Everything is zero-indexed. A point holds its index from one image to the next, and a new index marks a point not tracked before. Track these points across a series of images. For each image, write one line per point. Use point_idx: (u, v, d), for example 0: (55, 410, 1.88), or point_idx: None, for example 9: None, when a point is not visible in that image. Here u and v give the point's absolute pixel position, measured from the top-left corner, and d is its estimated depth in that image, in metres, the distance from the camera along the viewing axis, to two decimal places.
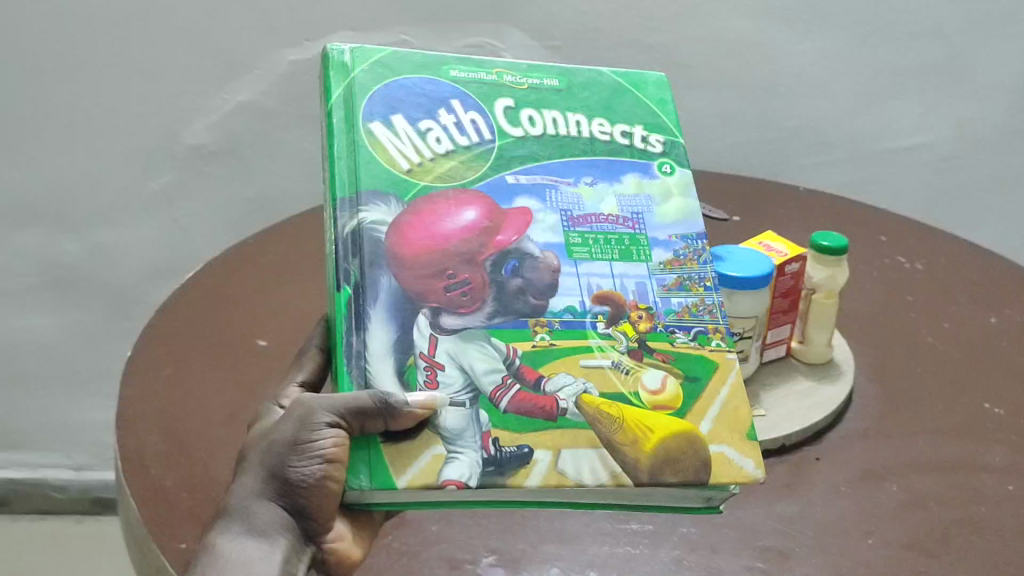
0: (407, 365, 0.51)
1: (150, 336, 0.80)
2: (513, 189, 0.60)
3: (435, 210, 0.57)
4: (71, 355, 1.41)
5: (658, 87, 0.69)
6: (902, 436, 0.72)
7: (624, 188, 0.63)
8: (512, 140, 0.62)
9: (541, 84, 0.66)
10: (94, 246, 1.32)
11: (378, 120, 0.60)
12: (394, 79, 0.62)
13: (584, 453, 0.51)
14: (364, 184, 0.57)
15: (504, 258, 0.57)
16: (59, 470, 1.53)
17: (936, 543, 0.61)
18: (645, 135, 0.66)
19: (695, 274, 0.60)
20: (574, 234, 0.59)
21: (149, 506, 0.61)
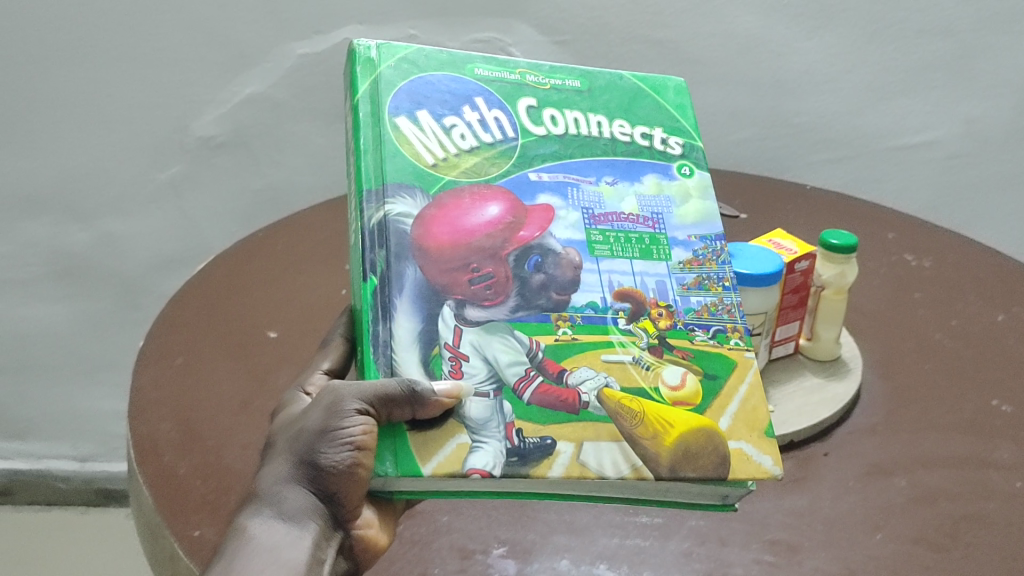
0: (432, 356, 0.52)
1: (162, 326, 0.80)
2: (536, 186, 0.60)
3: (460, 204, 0.57)
4: (78, 345, 1.42)
5: (678, 93, 0.70)
6: (911, 432, 0.72)
7: (645, 188, 0.63)
8: (535, 138, 0.63)
9: (563, 84, 0.66)
10: (102, 236, 1.33)
11: (404, 114, 0.60)
12: (419, 75, 0.62)
13: (605, 447, 0.52)
14: (390, 177, 0.57)
15: (527, 254, 0.57)
16: (64, 461, 1.54)
17: (944, 538, 0.61)
18: (665, 137, 0.67)
19: (713, 273, 0.61)
20: (596, 231, 0.60)
21: (163, 493, 0.62)
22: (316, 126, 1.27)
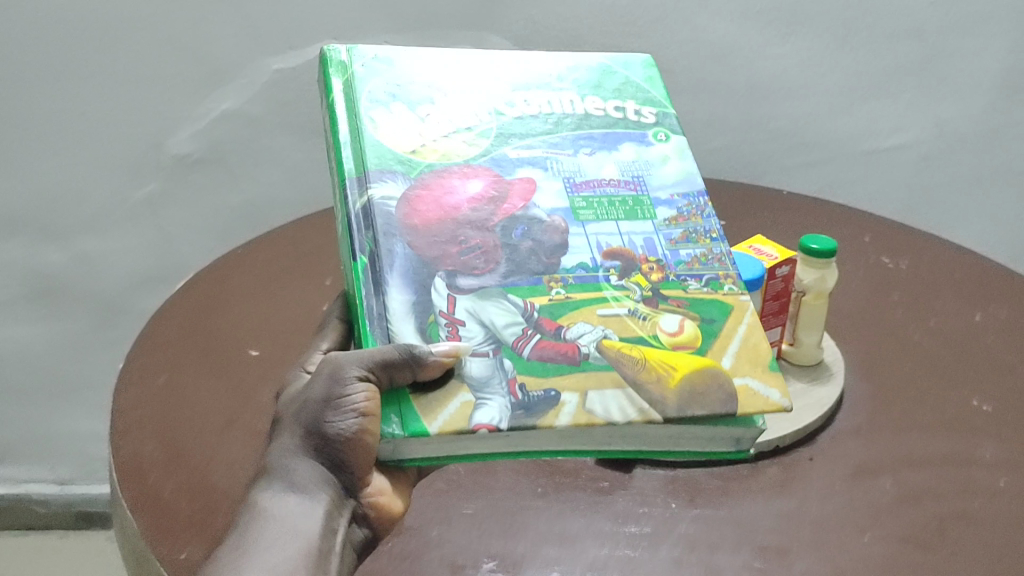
0: (429, 322, 0.53)
1: (143, 346, 0.79)
2: (514, 163, 0.63)
3: (442, 184, 0.60)
4: (54, 366, 1.40)
5: (647, 67, 0.72)
6: (894, 432, 0.73)
7: (623, 154, 0.65)
8: (510, 119, 0.65)
9: (535, 72, 0.69)
10: (78, 256, 1.32)
11: (381, 108, 0.63)
12: (393, 74, 0.66)
13: (610, 393, 0.52)
14: (370, 163, 0.59)
15: (512, 223, 0.59)
16: (43, 484, 1.52)
17: (931, 538, 0.62)
18: (637, 109, 0.69)
19: (700, 227, 0.62)
20: (579, 198, 0.62)
21: (148, 516, 0.61)
22: (293, 140, 1.27)
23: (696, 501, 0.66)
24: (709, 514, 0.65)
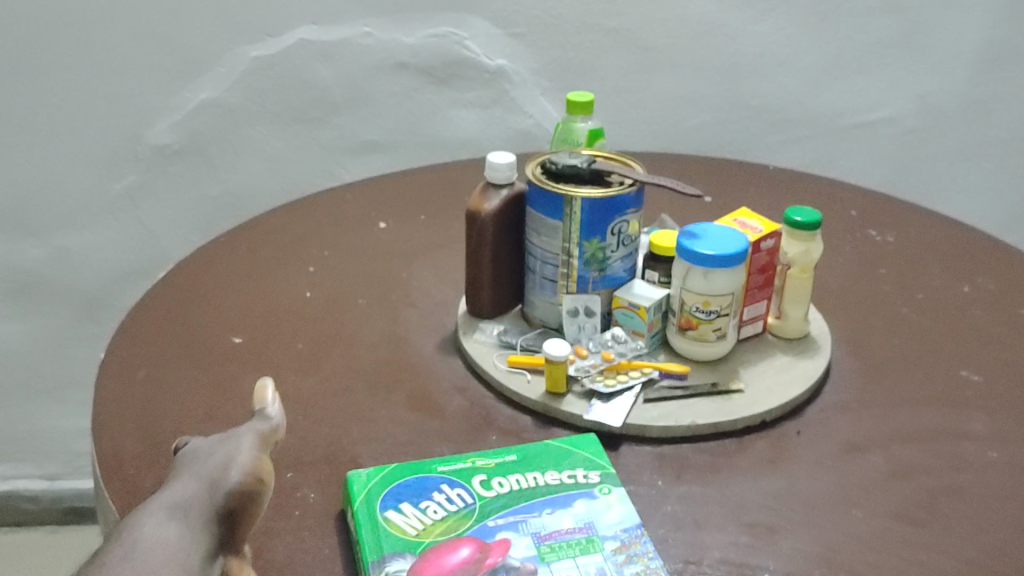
0: None
1: (122, 337, 0.78)
2: (491, 529, 0.58)
3: (438, 552, 0.56)
4: (38, 362, 1.39)
5: (592, 445, 0.66)
6: (882, 407, 0.72)
7: (575, 510, 0.59)
8: (487, 501, 0.61)
9: (503, 460, 0.65)
10: (58, 251, 1.30)
11: (392, 509, 0.59)
12: (393, 484, 0.62)
13: None
14: (386, 546, 0.56)
15: (494, 575, 0.54)
16: (31, 480, 1.49)
17: (921, 511, 0.62)
18: (583, 473, 0.63)
19: (640, 550, 0.56)
20: (545, 545, 0.56)
21: (131, 508, 0.60)
22: (273, 129, 1.26)
23: (682, 479, 0.65)
24: (696, 492, 0.64)
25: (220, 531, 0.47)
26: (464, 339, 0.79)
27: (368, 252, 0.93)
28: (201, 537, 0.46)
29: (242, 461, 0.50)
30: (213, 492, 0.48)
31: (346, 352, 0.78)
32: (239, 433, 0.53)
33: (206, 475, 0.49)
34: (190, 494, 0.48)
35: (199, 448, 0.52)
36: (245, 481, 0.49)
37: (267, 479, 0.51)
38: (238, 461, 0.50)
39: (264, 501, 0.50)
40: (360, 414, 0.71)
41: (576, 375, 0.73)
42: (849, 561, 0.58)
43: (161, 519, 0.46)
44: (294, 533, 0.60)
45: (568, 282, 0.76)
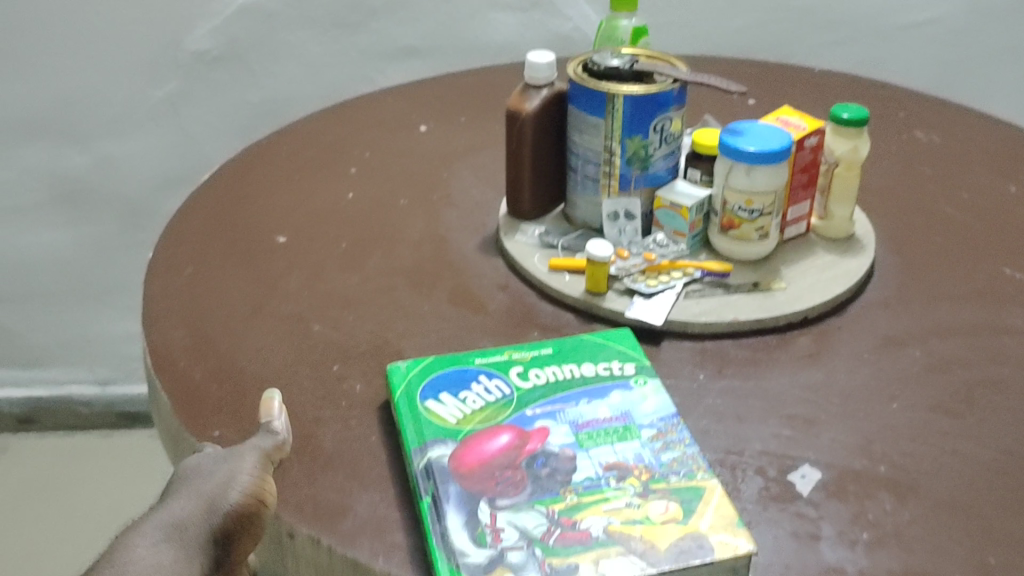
0: (477, 532, 0.51)
1: (168, 237, 0.79)
2: (531, 417, 0.59)
3: (479, 439, 0.57)
4: (86, 268, 1.41)
5: (627, 338, 0.67)
6: (923, 305, 0.72)
7: (611, 400, 0.60)
8: (524, 390, 0.61)
9: (539, 352, 0.65)
10: (102, 158, 1.32)
11: (432, 398, 0.61)
12: (434, 373, 0.63)
13: (619, 562, 0.49)
14: (428, 433, 0.57)
15: (534, 459, 0.56)
16: (84, 386, 1.53)
17: (960, 405, 0.62)
18: (618, 365, 0.64)
19: (676, 437, 0.58)
20: (583, 434, 0.58)
21: (182, 398, 0.62)
22: (310, 34, 1.25)
23: (724, 374, 0.66)
24: (736, 386, 0.65)
25: (214, 552, 0.48)
26: (506, 239, 0.79)
27: (409, 155, 0.94)
28: (189, 562, 0.47)
29: (243, 481, 0.51)
30: (212, 512, 0.49)
31: (389, 251, 0.79)
32: (242, 449, 0.54)
33: (206, 492, 0.50)
34: (191, 511, 0.49)
35: (201, 464, 0.53)
36: (245, 501, 0.50)
37: (269, 501, 0.52)
38: (240, 480, 0.51)
39: (264, 522, 0.51)
40: (403, 310, 0.72)
41: (618, 275, 0.73)
42: (887, 451, 0.58)
43: (155, 541, 0.47)
44: (342, 422, 0.61)
45: (610, 181, 0.76)
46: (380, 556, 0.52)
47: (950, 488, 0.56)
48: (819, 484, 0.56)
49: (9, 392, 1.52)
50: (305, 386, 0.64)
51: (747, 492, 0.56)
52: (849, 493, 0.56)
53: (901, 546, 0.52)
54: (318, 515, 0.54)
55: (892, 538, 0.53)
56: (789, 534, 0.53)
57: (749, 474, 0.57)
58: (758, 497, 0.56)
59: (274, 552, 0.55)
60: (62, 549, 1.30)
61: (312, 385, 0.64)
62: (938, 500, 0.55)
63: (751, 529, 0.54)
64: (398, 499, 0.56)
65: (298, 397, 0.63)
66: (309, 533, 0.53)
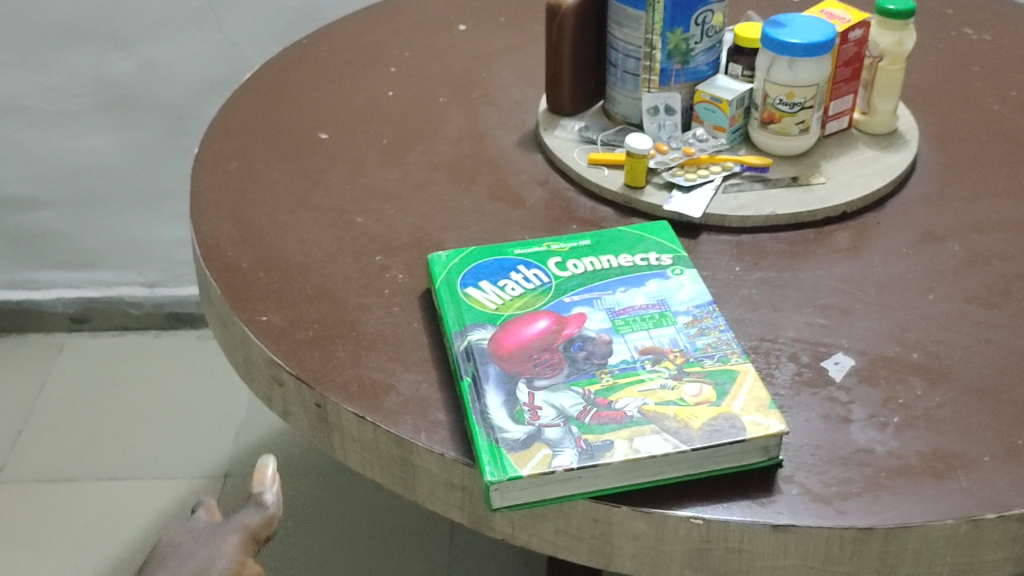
0: (515, 410, 0.53)
1: (213, 133, 0.81)
2: (568, 304, 0.60)
3: (517, 324, 0.59)
4: (133, 173, 1.43)
5: (666, 232, 0.67)
6: (965, 199, 0.72)
7: (648, 289, 0.61)
8: (562, 279, 0.63)
9: (578, 244, 0.66)
10: (146, 62, 1.33)
11: (471, 286, 0.62)
12: (474, 262, 0.64)
13: (652, 438, 0.51)
14: (468, 318, 0.59)
15: (570, 343, 0.57)
16: (133, 288, 1.55)
17: (996, 297, 0.63)
18: (656, 256, 0.64)
19: (711, 324, 0.58)
20: (620, 320, 0.59)
21: (231, 285, 0.64)
22: None
23: (760, 266, 0.67)
24: (772, 277, 0.66)
25: None
26: (545, 135, 0.79)
27: (448, 54, 0.93)
28: None
29: None
30: None
31: (429, 147, 0.80)
32: None
33: None
34: None
35: None
36: None
37: None
38: None
39: None
40: (443, 203, 0.73)
41: (657, 169, 0.73)
42: (920, 340, 0.60)
43: None
44: (384, 308, 0.63)
45: (650, 76, 0.76)
46: (422, 431, 0.54)
47: (982, 374, 0.57)
48: (851, 370, 0.58)
49: (62, 291, 1.54)
50: (349, 274, 0.66)
51: (780, 377, 0.58)
52: (880, 379, 0.57)
53: (930, 428, 0.54)
54: (362, 393, 0.57)
55: (922, 421, 0.54)
56: (820, 416, 0.55)
57: (783, 360, 0.59)
58: (791, 382, 0.57)
59: (320, 429, 0.58)
60: (117, 444, 1.35)
61: (356, 274, 0.66)
62: (969, 386, 0.56)
63: (783, 412, 0.55)
64: (439, 379, 0.58)
65: (341, 284, 0.65)
66: (354, 409, 0.55)
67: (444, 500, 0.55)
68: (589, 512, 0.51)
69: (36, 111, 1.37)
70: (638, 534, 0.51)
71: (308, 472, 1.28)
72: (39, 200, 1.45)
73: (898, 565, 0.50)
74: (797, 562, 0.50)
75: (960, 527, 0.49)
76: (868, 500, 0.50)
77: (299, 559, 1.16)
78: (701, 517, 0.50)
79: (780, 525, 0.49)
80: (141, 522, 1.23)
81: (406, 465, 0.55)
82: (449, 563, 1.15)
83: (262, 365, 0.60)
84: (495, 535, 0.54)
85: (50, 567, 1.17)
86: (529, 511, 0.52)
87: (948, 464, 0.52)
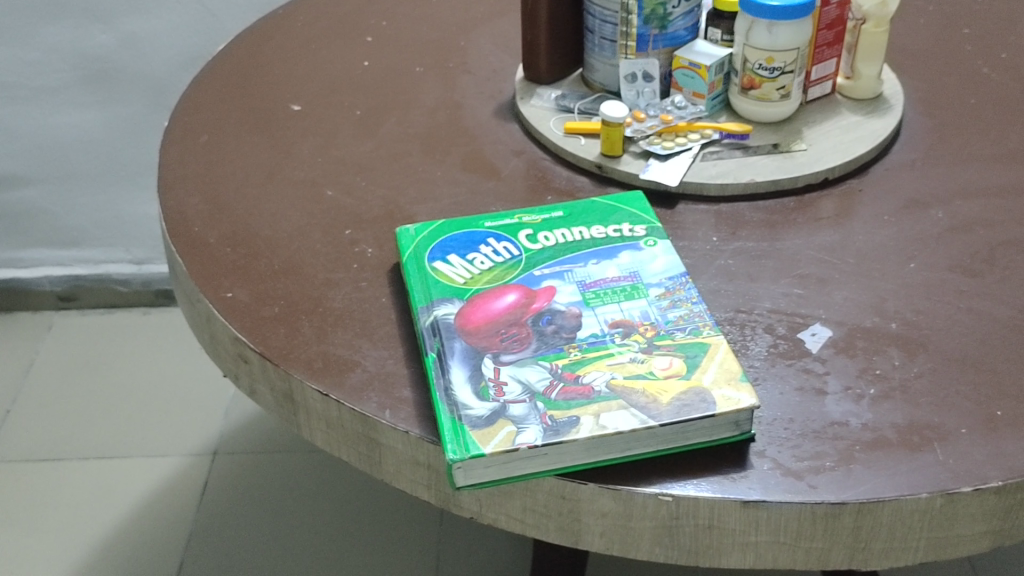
0: (480, 386, 0.51)
1: (183, 105, 0.79)
2: (538, 277, 0.59)
3: (486, 297, 0.57)
4: (116, 148, 1.42)
5: (641, 203, 0.65)
6: (951, 165, 0.70)
7: (619, 261, 0.60)
8: (533, 252, 0.61)
9: (551, 216, 0.64)
10: (125, 35, 1.32)
11: (440, 260, 0.60)
12: (443, 235, 0.62)
13: (619, 414, 0.49)
14: (435, 292, 0.58)
15: (539, 317, 0.56)
16: (121, 265, 1.53)
17: (979, 265, 0.61)
18: (630, 227, 0.63)
19: (683, 296, 0.57)
20: (590, 293, 0.57)
21: (197, 261, 0.63)
22: None
23: (738, 236, 0.65)
24: (750, 247, 0.64)
25: None
26: (522, 104, 0.78)
27: (425, 23, 0.92)
28: None
29: None
30: None
31: (404, 117, 0.78)
32: None
33: None
34: None
35: None
36: None
37: None
38: None
39: None
40: (416, 175, 0.72)
41: (634, 137, 0.72)
42: (900, 310, 0.58)
43: None
44: (352, 283, 0.62)
45: (627, 41, 0.74)
46: (387, 408, 0.53)
47: (961, 344, 0.56)
48: (828, 341, 0.56)
49: (50, 270, 1.53)
50: (317, 249, 0.65)
51: (754, 349, 0.56)
52: (857, 350, 0.56)
53: (906, 399, 0.52)
54: (327, 369, 0.55)
55: (899, 392, 0.53)
56: (795, 389, 0.54)
57: (759, 332, 0.57)
58: (766, 354, 0.56)
59: (286, 408, 0.57)
60: (106, 423, 1.34)
61: (325, 248, 0.65)
62: (948, 356, 0.55)
63: (757, 385, 0.54)
64: (406, 355, 0.56)
65: (309, 259, 0.64)
66: (319, 387, 0.54)
67: (411, 478, 0.53)
68: (555, 489, 0.50)
69: (16, 87, 1.36)
70: (606, 512, 0.50)
71: (296, 449, 1.28)
72: (22, 177, 1.44)
73: (871, 539, 0.49)
74: (769, 538, 0.49)
75: (934, 501, 0.47)
76: (841, 474, 0.49)
77: (288, 536, 1.16)
78: (668, 493, 0.48)
79: (750, 501, 0.48)
80: (130, 501, 1.23)
81: (372, 443, 0.53)
82: (438, 540, 1.15)
83: (228, 343, 0.59)
84: (462, 514, 0.52)
85: (38, 547, 1.17)
86: (495, 489, 0.50)
87: (924, 436, 0.50)
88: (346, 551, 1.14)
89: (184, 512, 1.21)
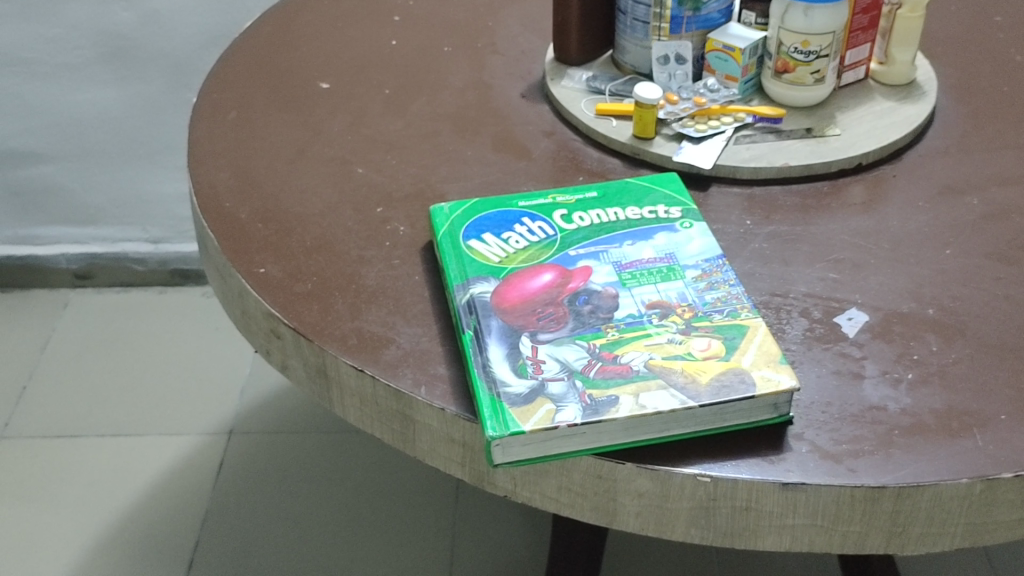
0: (518, 364, 0.51)
1: (212, 81, 0.79)
2: (573, 258, 0.59)
3: (522, 277, 0.57)
4: (135, 126, 1.41)
5: (675, 185, 0.65)
6: (985, 152, 0.70)
7: (655, 242, 0.60)
8: (568, 233, 0.61)
9: (584, 197, 0.64)
10: (147, 13, 1.31)
11: (474, 238, 0.60)
12: (477, 214, 0.62)
13: (658, 394, 0.49)
14: (471, 271, 0.57)
15: (575, 297, 0.56)
16: (137, 243, 1.53)
17: (1016, 252, 0.61)
18: (664, 209, 0.62)
19: (719, 279, 0.57)
20: (626, 274, 0.57)
21: (228, 236, 0.63)
22: None
23: (772, 220, 0.65)
24: (784, 231, 0.64)
25: None
26: (552, 85, 0.77)
27: (453, 3, 0.91)
28: None
29: None
30: None
31: (433, 97, 0.78)
32: None
33: None
34: None
35: None
36: None
37: None
38: None
39: None
40: (447, 154, 0.71)
41: (666, 120, 0.71)
42: (937, 296, 0.58)
43: None
44: (384, 261, 0.61)
45: (660, 23, 0.74)
46: (422, 385, 0.53)
47: (999, 330, 0.55)
48: (865, 326, 0.56)
49: (66, 248, 1.53)
50: (349, 226, 0.64)
51: (791, 332, 0.56)
52: (894, 335, 0.55)
53: (944, 385, 0.52)
54: (361, 346, 0.55)
55: (937, 378, 0.53)
56: (832, 372, 0.53)
57: (795, 316, 0.57)
58: (802, 337, 0.56)
59: (319, 383, 0.57)
60: (122, 401, 1.34)
61: (356, 226, 0.64)
62: (986, 342, 0.55)
63: (794, 367, 0.54)
64: (440, 333, 0.56)
65: (341, 236, 0.63)
66: (354, 363, 0.54)
67: (445, 455, 0.53)
68: (592, 469, 0.49)
69: (38, 63, 1.36)
70: (642, 492, 0.50)
71: (313, 430, 1.28)
72: (40, 153, 1.44)
73: (909, 524, 0.48)
74: (805, 521, 0.49)
75: (974, 487, 0.47)
76: (880, 458, 0.48)
77: (305, 515, 1.16)
78: (707, 474, 0.48)
79: (788, 483, 0.47)
80: (147, 479, 1.23)
81: (406, 420, 0.53)
82: (455, 519, 1.15)
83: (260, 318, 0.59)
84: (496, 493, 0.52)
85: (56, 523, 1.17)
86: (532, 468, 0.50)
87: (963, 422, 0.50)
88: (363, 530, 1.14)
89: (201, 491, 1.21)
